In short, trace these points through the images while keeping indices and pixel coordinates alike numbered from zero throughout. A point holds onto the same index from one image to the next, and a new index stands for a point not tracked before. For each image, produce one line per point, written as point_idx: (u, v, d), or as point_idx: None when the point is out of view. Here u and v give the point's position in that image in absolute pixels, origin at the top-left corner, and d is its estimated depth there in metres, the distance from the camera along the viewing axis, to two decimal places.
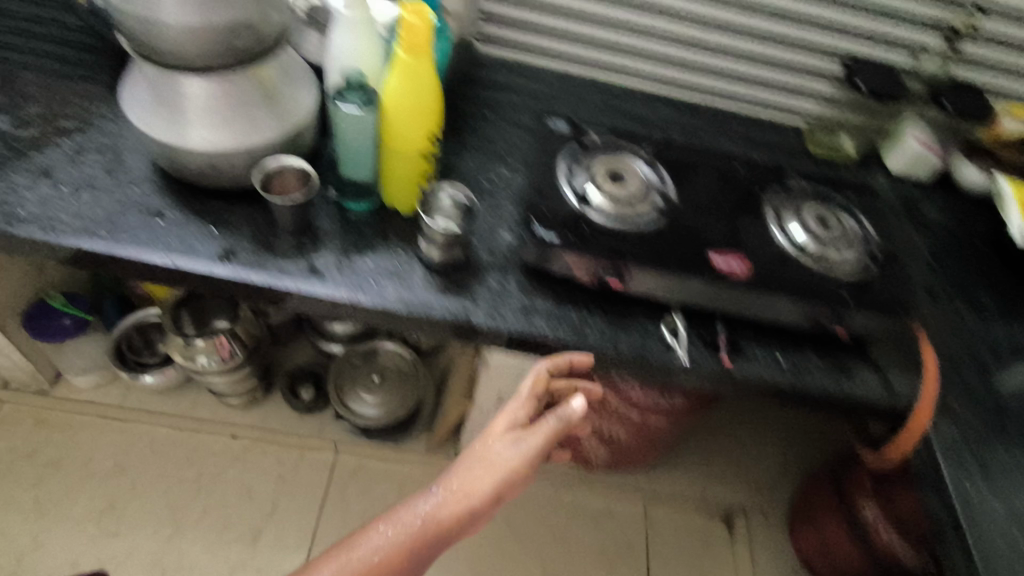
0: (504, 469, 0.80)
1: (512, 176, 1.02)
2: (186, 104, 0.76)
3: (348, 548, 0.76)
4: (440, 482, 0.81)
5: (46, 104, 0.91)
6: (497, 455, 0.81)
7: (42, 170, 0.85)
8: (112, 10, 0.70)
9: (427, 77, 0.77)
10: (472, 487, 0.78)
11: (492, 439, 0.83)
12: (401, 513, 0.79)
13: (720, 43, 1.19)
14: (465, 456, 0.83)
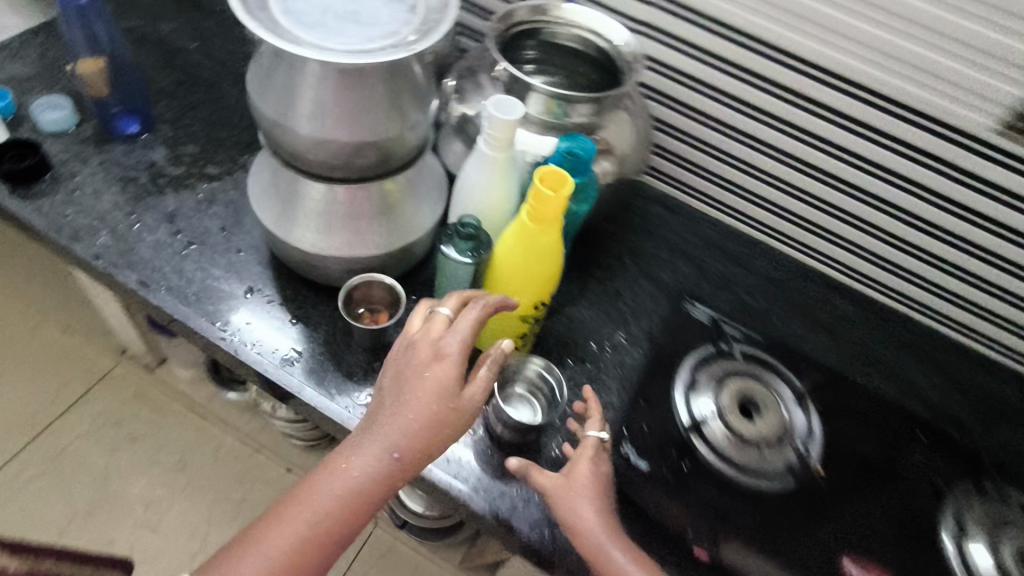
0: (450, 377, 0.60)
1: (628, 346, 0.87)
2: (301, 205, 0.71)
3: (249, 554, 0.57)
4: (360, 436, 0.60)
5: (203, 144, 0.94)
6: (444, 377, 0.60)
7: (169, 213, 0.86)
8: (253, 106, 0.66)
9: (552, 240, 0.65)
10: (417, 437, 0.59)
11: (432, 350, 0.62)
12: (314, 489, 0.59)
13: (961, 263, 0.89)
14: (387, 390, 0.62)
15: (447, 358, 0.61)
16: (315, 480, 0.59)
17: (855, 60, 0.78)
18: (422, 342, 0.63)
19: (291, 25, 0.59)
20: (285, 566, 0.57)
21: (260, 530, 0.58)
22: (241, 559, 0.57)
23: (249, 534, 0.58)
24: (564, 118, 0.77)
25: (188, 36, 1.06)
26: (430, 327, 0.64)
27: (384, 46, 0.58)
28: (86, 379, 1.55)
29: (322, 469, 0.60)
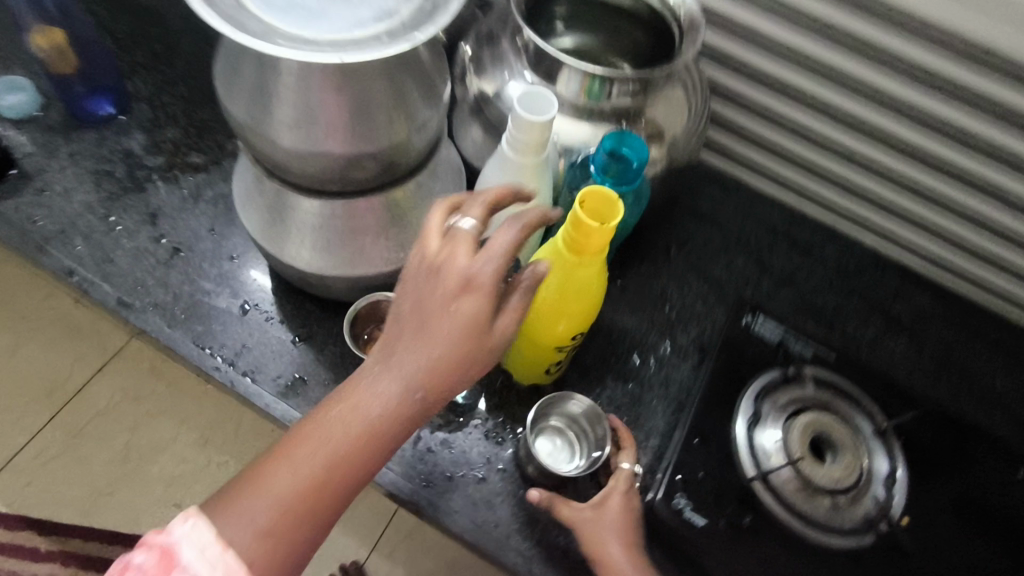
0: (482, 308, 0.44)
1: (674, 360, 0.76)
2: (294, 221, 0.60)
3: (235, 508, 0.43)
4: (372, 364, 0.46)
5: (185, 128, 0.82)
6: (473, 309, 0.44)
7: (149, 213, 0.75)
8: (224, 109, 0.53)
9: (595, 269, 0.54)
10: (441, 373, 0.44)
11: (455, 273, 0.45)
12: (315, 430, 0.45)
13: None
14: (402, 312, 0.46)
15: (477, 286, 0.44)
16: (315, 419, 0.45)
17: (958, 20, 0.64)
18: (441, 260, 0.45)
19: (261, 12, 0.45)
20: (274, 532, 0.43)
21: (250, 477, 0.44)
22: (224, 514, 0.43)
23: (238, 482, 0.45)
24: (603, 100, 0.63)
25: None
26: (450, 246, 0.46)
27: (384, 36, 0.46)
28: (91, 361, 1.23)
29: (324, 405, 0.46)
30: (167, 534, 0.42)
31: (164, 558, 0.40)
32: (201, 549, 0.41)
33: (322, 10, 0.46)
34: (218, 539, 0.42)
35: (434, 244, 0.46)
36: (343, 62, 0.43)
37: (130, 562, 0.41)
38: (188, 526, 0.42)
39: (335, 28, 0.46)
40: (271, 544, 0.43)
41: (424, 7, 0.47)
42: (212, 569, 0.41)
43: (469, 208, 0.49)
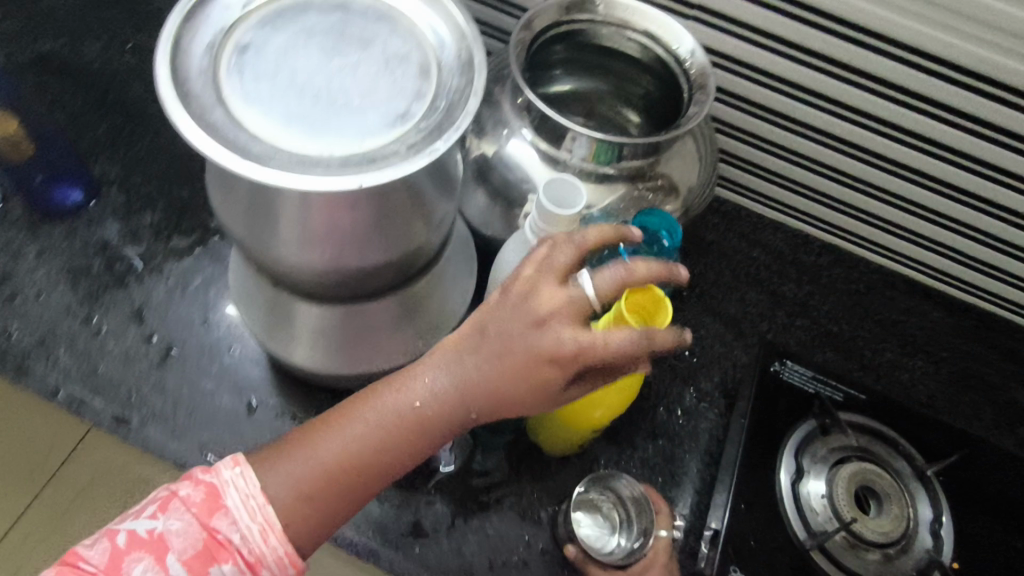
0: (561, 373, 0.45)
1: (702, 410, 0.74)
2: (304, 325, 0.56)
3: (287, 462, 0.48)
4: (443, 369, 0.47)
5: (164, 209, 0.76)
6: (552, 370, 0.45)
7: (135, 310, 0.69)
8: (221, 223, 0.49)
9: None
10: (489, 383, 0.46)
11: (550, 331, 0.45)
12: (374, 418, 0.47)
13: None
14: (485, 335, 0.47)
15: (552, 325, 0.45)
16: (373, 399, 0.48)
17: (970, 45, 0.63)
18: (540, 311, 0.45)
19: (262, 132, 0.41)
20: (315, 484, 0.47)
21: (308, 438, 0.49)
22: (279, 466, 0.48)
23: (297, 435, 0.50)
24: (616, 162, 0.60)
25: (124, 60, 0.86)
26: (557, 303, 0.45)
27: (400, 147, 0.42)
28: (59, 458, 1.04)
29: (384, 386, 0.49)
30: (216, 474, 0.48)
31: (209, 498, 0.46)
32: (245, 498, 0.47)
33: (327, 120, 0.42)
34: (263, 490, 0.47)
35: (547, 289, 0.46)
36: (362, 186, 0.39)
37: (174, 494, 0.46)
38: (235, 473, 0.48)
39: (345, 142, 0.42)
40: (307, 506, 0.47)
41: (438, 107, 0.44)
42: (252, 518, 0.46)
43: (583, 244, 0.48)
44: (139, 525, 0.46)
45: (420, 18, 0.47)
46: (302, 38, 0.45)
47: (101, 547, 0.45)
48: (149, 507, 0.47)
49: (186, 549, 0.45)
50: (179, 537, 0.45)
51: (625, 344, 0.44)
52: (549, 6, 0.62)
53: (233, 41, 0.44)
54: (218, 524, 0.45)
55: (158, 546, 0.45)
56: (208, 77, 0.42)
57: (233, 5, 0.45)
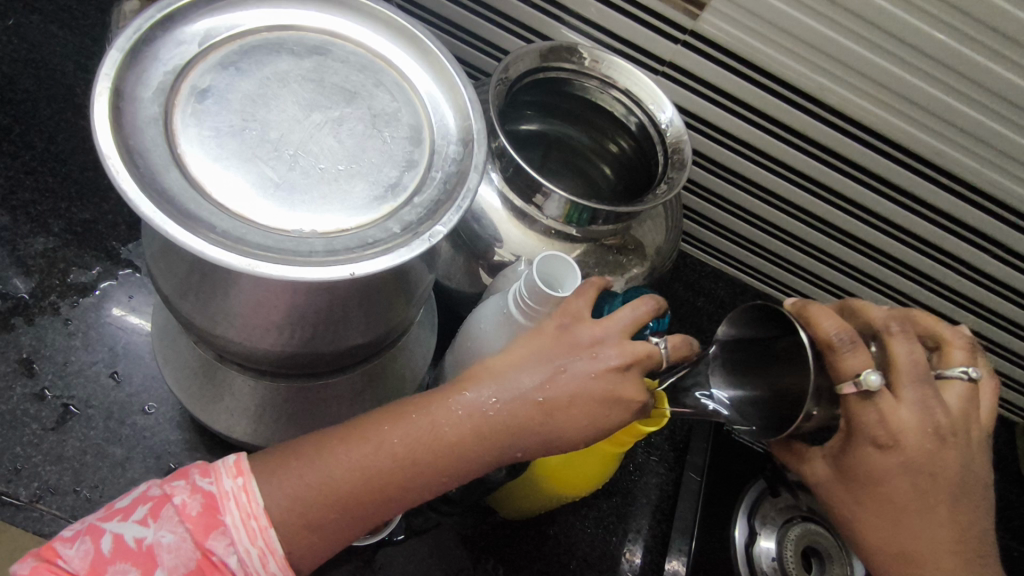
0: (618, 421, 0.43)
1: (654, 466, 0.73)
2: (249, 398, 0.49)
3: (296, 477, 0.40)
4: (488, 392, 0.43)
5: (61, 234, 0.64)
6: (614, 417, 0.43)
7: (23, 361, 0.58)
8: (160, 294, 0.41)
9: (609, 446, 0.51)
10: (548, 425, 0.43)
11: (627, 377, 0.43)
12: (406, 444, 0.41)
13: (998, 337, 0.81)
14: (547, 371, 0.43)
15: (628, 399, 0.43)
16: (412, 415, 0.42)
17: (923, 134, 0.64)
18: (613, 347, 0.44)
19: (230, 203, 0.35)
20: (335, 506, 0.40)
21: (319, 450, 0.41)
22: (283, 481, 0.40)
23: (298, 447, 0.42)
24: (587, 226, 0.57)
25: (10, 46, 0.71)
26: (635, 351, 0.44)
27: (393, 225, 0.37)
28: None
29: (419, 402, 0.43)
30: (216, 482, 0.40)
31: (207, 512, 0.38)
32: (246, 518, 0.39)
33: (305, 188, 0.36)
34: (266, 510, 0.39)
35: (628, 322, 0.45)
36: (355, 275, 0.34)
37: (168, 500, 0.39)
38: (238, 484, 0.40)
39: (330, 219, 0.36)
40: (309, 536, 0.40)
41: (433, 179, 0.39)
42: (251, 541, 0.38)
43: (635, 311, 0.45)
44: (125, 529, 0.38)
45: (409, 72, 0.42)
46: (274, 84, 0.38)
47: (81, 547, 0.37)
48: (136, 509, 0.39)
49: (179, 568, 0.37)
50: (171, 554, 0.37)
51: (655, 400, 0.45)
52: (527, 50, 0.59)
53: (189, 82, 0.37)
54: (215, 546, 0.38)
55: (147, 561, 0.37)
56: (160, 128, 0.35)
57: (190, 39, 0.38)
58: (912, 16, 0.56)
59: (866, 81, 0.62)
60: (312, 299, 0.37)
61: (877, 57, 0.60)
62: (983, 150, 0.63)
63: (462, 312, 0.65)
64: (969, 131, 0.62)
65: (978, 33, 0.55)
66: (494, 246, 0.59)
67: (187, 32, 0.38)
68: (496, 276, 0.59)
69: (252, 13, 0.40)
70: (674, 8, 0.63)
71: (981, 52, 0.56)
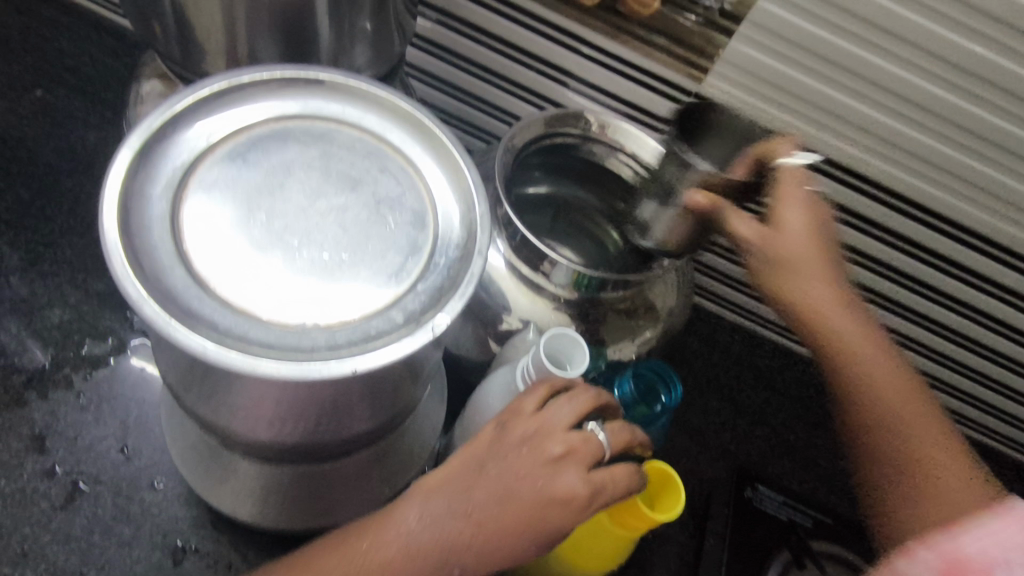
0: (563, 521, 0.41)
1: (675, 537, 0.69)
2: (254, 479, 0.48)
3: None
4: (422, 511, 0.42)
5: (77, 307, 0.65)
6: (558, 516, 0.41)
7: (35, 437, 0.58)
8: (165, 382, 0.41)
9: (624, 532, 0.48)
10: (485, 538, 0.41)
11: (561, 473, 0.41)
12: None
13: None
14: (478, 476, 0.42)
15: (564, 499, 0.41)
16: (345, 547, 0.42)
17: (936, 190, 0.64)
18: (546, 444, 0.42)
19: (234, 296, 0.35)
20: None
21: None
22: None
23: None
24: (598, 293, 0.56)
25: (40, 123, 0.74)
26: (567, 442, 0.42)
27: (396, 315, 0.37)
28: None
29: (357, 528, 0.43)
30: None
31: None
32: None
33: (310, 280, 0.36)
34: None
35: (565, 413, 0.43)
36: (357, 371, 0.33)
37: None
38: None
39: (333, 311, 0.36)
40: None
41: (437, 264, 0.39)
42: None
43: (573, 396, 0.44)
44: None
45: (413, 154, 0.42)
46: (279, 175, 0.39)
47: None
48: None
49: None
50: None
51: (632, 480, 0.43)
52: (534, 119, 0.60)
53: (198, 176, 0.38)
54: None
55: None
56: (166, 224, 0.36)
57: (199, 135, 0.39)
58: (910, 74, 0.57)
59: (875, 138, 0.62)
60: (300, 400, 0.37)
61: (882, 115, 0.60)
62: (997, 204, 0.62)
63: (472, 378, 0.64)
64: (982, 186, 0.62)
65: (983, 91, 0.56)
66: (502, 314, 0.59)
67: (197, 128, 0.39)
68: (505, 345, 0.59)
69: (259, 102, 0.41)
70: (679, 73, 0.64)
71: (984, 107, 0.57)
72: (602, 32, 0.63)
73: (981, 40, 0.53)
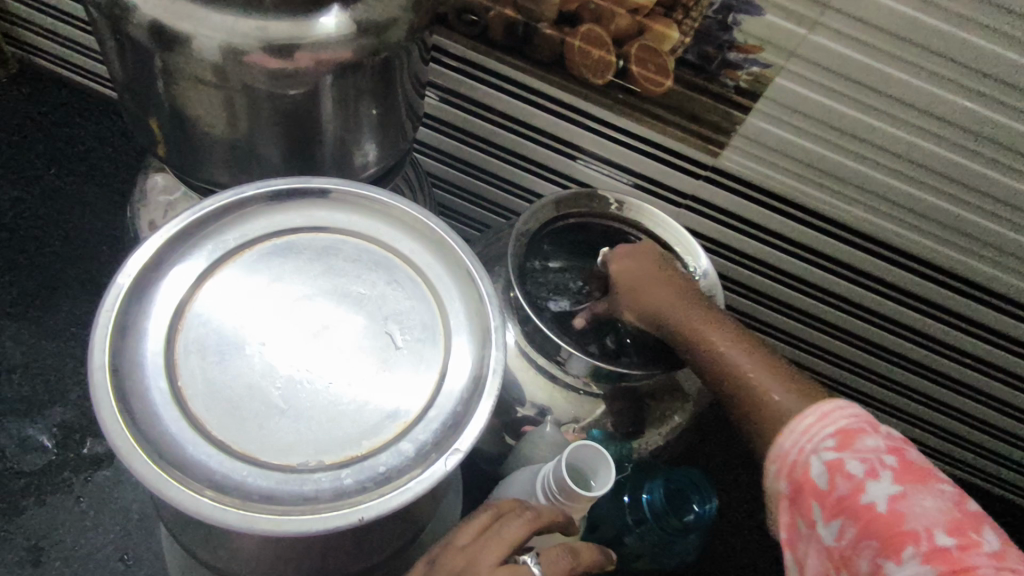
0: None
1: None
2: None
3: None
4: None
5: (79, 402, 0.63)
6: None
7: (32, 547, 0.56)
8: (163, 517, 0.39)
9: None
10: None
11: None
12: None
13: None
14: None
15: None
16: None
17: (958, 254, 0.63)
18: None
19: (232, 437, 0.33)
20: None
21: None
22: None
23: None
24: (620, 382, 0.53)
25: (43, 209, 0.74)
26: None
27: (408, 446, 0.34)
28: None
29: None
30: None
31: None
32: None
33: (313, 412, 0.34)
34: None
35: (494, 543, 0.38)
36: (365, 519, 0.30)
37: None
38: None
39: (340, 447, 0.33)
40: None
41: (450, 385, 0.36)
42: None
43: (504, 520, 0.40)
44: None
45: (421, 262, 0.40)
46: (280, 297, 0.37)
47: None
48: None
49: None
50: None
51: None
52: (545, 201, 0.59)
53: (194, 303, 0.36)
54: None
55: None
56: (161, 361, 0.34)
57: (195, 258, 0.37)
58: (930, 145, 0.56)
59: (894, 207, 0.62)
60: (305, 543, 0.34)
61: (900, 182, 0.60)
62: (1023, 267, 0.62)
63: (485, 468, 0.62)
64: (1009, 250, 0.61)
65: (1007, 158, 0.55)
66: (517, 405, 0.56)
67: (193, 250, 0.37)
68: (521, 438, 0.56)
69: (258, 217, 0.39)
70: (691, 147, 0.63)
71: (1010, 174, 0.56)
72: (611, 109, 0.62)
73: (1006, 111, 0.52)
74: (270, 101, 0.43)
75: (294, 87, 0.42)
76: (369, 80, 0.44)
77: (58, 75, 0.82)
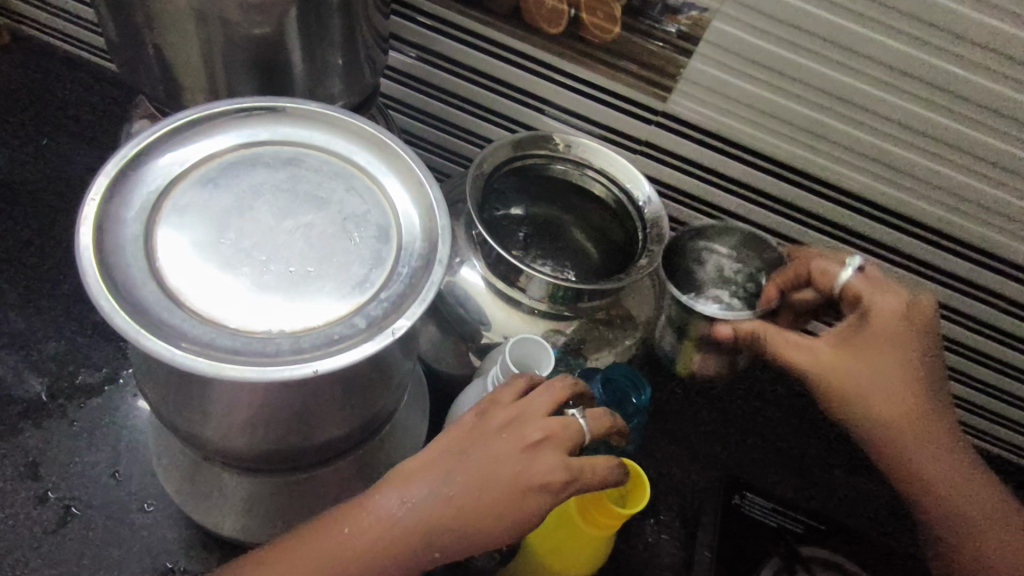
0: (537, 503, 0.41)
1: (665, 547, 0.67)
2: (238, 493, 0.50)
3: None
4: (404, 487, 0.42)
5: (72, 338, 0.67)
6: (536, 500, 0.41)
7: (26, 465, 0.60)
8: (146, 397, 0.43)
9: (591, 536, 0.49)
10: (466, 514, 0.41)
11: (540, 457, 0.41)
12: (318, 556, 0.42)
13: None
14: (457, 459, 0.43)
15: (544, 478, 0.41)
16: (324, 527, 0.43)
17: (907, 196, 0.63)
18: (524, 428, 0.43)
19: (203, 308, 0.37)
20: None
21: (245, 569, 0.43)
22: None
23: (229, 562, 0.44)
24: (574, 304, 0.57)
25: (47, 167, 0.78)
26: (546, 427, 0.42)
27: (359, 320, 0.38)
28: None
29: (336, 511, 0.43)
30: None
31: None
32: None
33: (276, 290, 0.39)
34: None
35: (542, 399, 0.44)
36: (318, 371, 0.35)
37: None
38: None
39: (300, 319, 0.38)
40: None
41: (399, 275, 0.41)
42: None
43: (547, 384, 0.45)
44: None
45: (378, 174, 0.45)
46: (249, 198, 0.41)
47: None
48: None
49: None
50: None
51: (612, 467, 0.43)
52: (503, 141, 0.63)
53: (171, 199, 0.40)
54: None
55: None
56: (141, 244, 0.38)
57: (173, 162, 0.41)
58: None
59: None
60: (270, 404, 0.39)
61: None
62: (968, 208, 0.62)
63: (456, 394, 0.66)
64: (958, 192, 0.61)
65: (938, 97, 0.56)
66: (481, 330, 0.60)
67: (171, 156, 0.42)
68: (485, 358, 0.60)
69: (229, 130, 0.43)
70: None
71: (945, 113, 0.57)
72: (567, 58, 0.66)
73: None
74: (240, 36, 0.47)
75: (261, 23, 0.46)
76: (329, 17, 0.48)
77: (55, 44, 0.86)
